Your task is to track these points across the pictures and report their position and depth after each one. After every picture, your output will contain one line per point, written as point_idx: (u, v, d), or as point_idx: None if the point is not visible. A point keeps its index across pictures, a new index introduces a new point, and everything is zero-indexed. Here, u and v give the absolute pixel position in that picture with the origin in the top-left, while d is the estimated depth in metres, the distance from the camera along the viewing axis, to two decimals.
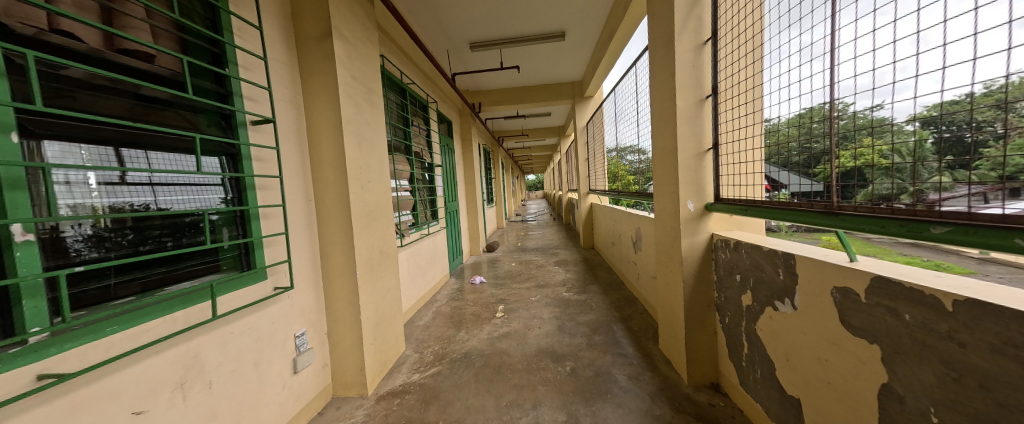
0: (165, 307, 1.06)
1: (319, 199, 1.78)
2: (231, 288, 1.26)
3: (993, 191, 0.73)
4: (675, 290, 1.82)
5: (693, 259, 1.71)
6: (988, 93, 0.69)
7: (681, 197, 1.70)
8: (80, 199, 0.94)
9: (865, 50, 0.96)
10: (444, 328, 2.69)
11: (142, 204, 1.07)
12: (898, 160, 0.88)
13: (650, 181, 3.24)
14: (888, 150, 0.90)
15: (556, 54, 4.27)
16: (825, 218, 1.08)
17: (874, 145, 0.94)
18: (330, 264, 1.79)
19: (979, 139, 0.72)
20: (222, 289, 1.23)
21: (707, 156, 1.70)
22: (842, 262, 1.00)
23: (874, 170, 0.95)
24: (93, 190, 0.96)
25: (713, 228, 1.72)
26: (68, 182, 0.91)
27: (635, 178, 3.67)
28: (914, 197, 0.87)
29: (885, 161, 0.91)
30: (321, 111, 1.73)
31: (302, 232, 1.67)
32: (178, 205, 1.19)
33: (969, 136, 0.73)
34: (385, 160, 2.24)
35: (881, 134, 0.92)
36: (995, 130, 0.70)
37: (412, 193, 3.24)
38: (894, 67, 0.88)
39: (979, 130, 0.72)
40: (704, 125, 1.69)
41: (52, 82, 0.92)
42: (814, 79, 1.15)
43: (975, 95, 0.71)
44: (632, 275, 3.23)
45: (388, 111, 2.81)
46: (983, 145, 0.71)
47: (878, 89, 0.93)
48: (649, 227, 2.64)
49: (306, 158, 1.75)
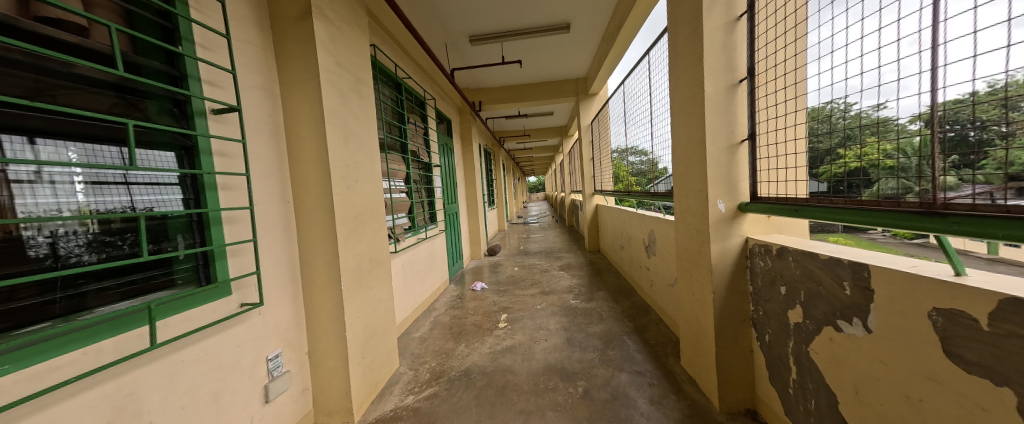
0: (88, 336, 0.85)
1: (299, 201, 1.57)
2: (178, 310, 1.04)
3: (999, 191, 0.72)
4: (702, 302, 1.60)
5: (725, 267, 1.49)
6: (992, 91, 0.69)
7: (711, 196, 1.48)
8: (65, 199, 0.86)
9: (866, 51, 0.98)
10: (442, 341, 2.47)
11: (124, 207, 0.98)
12: (903, 160, 0.91)
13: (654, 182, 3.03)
14: (893, 150, 0.92)
15: (559, 49, 4.08)
16: (926, 220, 0.84)
17: (878, 145, 0.97)
18: (312, 273, 1.59)
19: (985, 138, 0.71)
20: (160, 313, 0.99)
21: (740, 149, 1.49)
22: (947, 276, 0.79)
23: (879, 170, 0.98)
24: (78, 190, 0.89)
25: (748, 232, 1.50)
26: (53, 182, 0.84)
27: (639, 179, 3.47)
28: (920, 197, 0.88)
29: (889, 161, 0.95)
30: (301, 102, 1.54)
31: (277, 238, 1.47)
32: (155, 207, 1.07)
33: (974, 135, 0.73)
34: (375, 158, 2.03)
35: (885, 133, 0.94)
36: (1000, 129, 0.69)
37: (408, 194, 3.03)
38: (892, 67, 0.91)
39: (984, 129, 0.71)
40: (736, 115, 1.48)
41: (28, 73, 0.82)
42: (900, 44, 0.89)
43: (979, 93, 0.72)
44: (644, 282, 3.00)
45: (381, 106, 2.61)
46: (989, 144, 0.70)
47: (876, 88, 0.95)
48: (665, 231, 2.42)
49: (284, 154, 1.54)
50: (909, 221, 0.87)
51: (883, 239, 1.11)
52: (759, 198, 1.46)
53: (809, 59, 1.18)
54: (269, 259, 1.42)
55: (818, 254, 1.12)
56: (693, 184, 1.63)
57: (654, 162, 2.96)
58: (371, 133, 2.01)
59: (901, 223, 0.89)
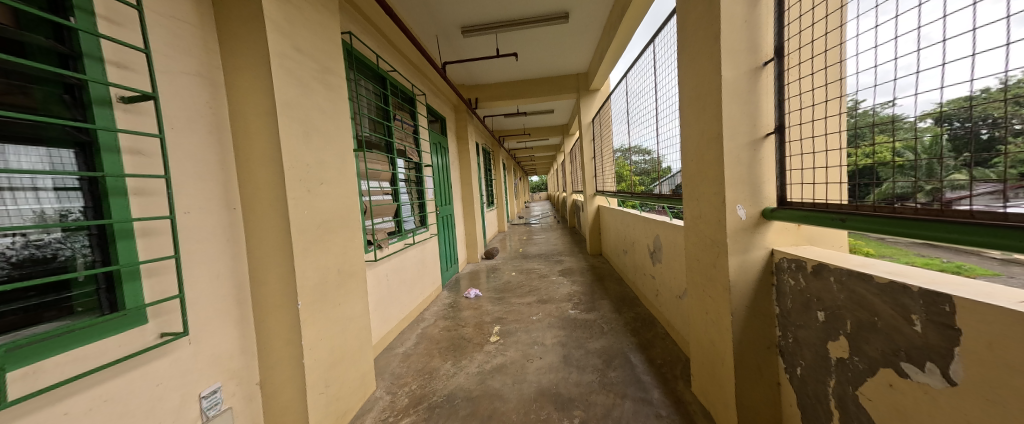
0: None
1: (247, 207, 1.36)
2: (52, 352, 0.83)
3: (1013, 189, 0.66)
4: (719, 325, 1.36)
5: (746, 285, 1.25)
6: (1005, 88, 0.63)
7: (729, 200, 1.24)
8: (38, 206, 0.85)
9: (881, 41, 0.87)
10: (426, 358, 2.25)
11: (78, 213, 0.92)
12: (912, 158, 0.82)
13: (658, 182, 2.79)
14: (902, 147, 0.84)
15: (558, 42, 3.85)
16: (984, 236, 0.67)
17: (886, 142, 0.89)
18: (265, 290, 1.38)
19: (996, 135, 0.65)
20: (13, 362, 0.77)
21: (765, 145, 1.24)
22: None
23: (888, 168, 0.89)
24: (48, 197, 0.87)
25: (774, 243, 1.25)
26: (22, 188, 0.82)
27: (642, 179, 3.23)
28: (929, 196, 0.80)
29: (898, 159, 0.86)
30: (249, 92, 1.33)
31: (216, 251, 1.25)
32: (74, 216, 0.91)
33: (985, 133, 0.67)
34: (347, 157, 1.81)
35: (893, 130, 0.86)
36: (1013, 126, 0.64)
37: (393, 196, 2.81)
38: (906, 59, 0.80)
39: (995, 127, 0.65)
40: (761, 103, 1.23)
41: None
42: (904, 40, 0.81)
43: (992, 90, 0.65)
44: (649, 291, 2.76)
45: (360, 101, 2.40)
46: (999, 141, 0.65)
47: (880, 86, 0.88)
48: (673, 237, 2.17)
49: (228, 153, 1.33)
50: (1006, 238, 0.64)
51: (893, 240, 1.14)
52: (789, 203, 1.20)
53: (834, 43, 1.03)
54: (203, 276, 1.20)
55: (871, 277, 0.87)
56: (706, 185, 1.38)
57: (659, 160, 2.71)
58: (342, 129, 1.79)
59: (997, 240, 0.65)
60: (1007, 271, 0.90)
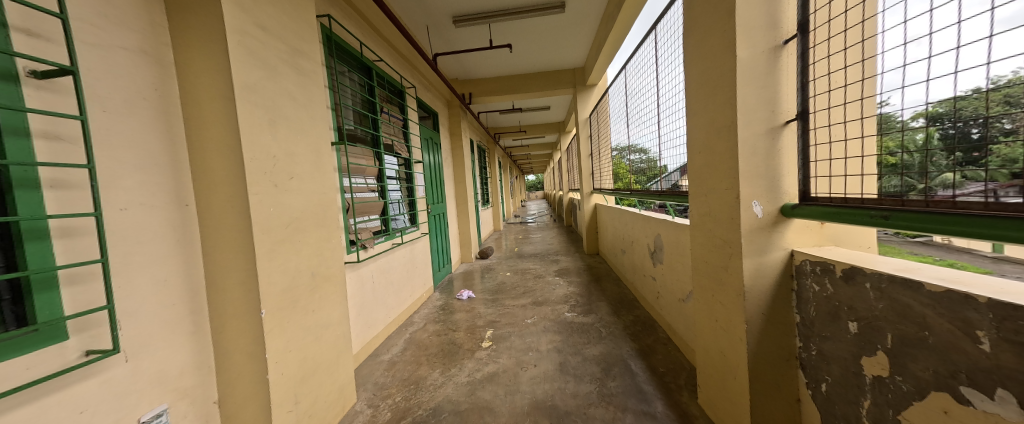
0: None
1: (202, 204, 1.21)
2: None
3: (1004, 189, 0.63)
4: (731, 334, 1.22)
5: (762, 291, 1.12)
6: (996, 88, 0.62)
7: (743, 195, 1.11)
8: None
9: (891, 25, 0.82)
10: (413, 366, 2.10)
11: None
12: (906, 157, 0.81)
13: (657, 179, 2.66)
14: (896, 147, 0.84)
15: (554, 34, 3.71)
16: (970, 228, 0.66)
17: (885, 142, 0.88)
18: (223, 297, 1.22)
19: (986, 135, 0.64)
20: None
21: (785, 133, 1.09)
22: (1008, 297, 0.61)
23: (885, 167, 0.89)
24: None
25: (794, 244, 1.11)
26: None
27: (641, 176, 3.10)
28: (922, 194, 0.78)
29: (893, 158, 0.86)
30: (202, 73, 1.17)
31: (162, 253, 1.10)
32: None
33: (976, 133, 0.65)
34: (322, 149, 1.65)
35: (889, 131, 0.85)
36: (1004, 126, 0.62)
37: (379, 193, 2.65)
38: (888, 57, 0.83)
39: (986, 126, 0.64)
40: (782, 85, 1.08)
41: None
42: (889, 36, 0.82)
43: (982, 90, 0.64)
44: (649, 293, 2.63)
45: (341, 90, 2.24)
46: (992, 141, 0.63)
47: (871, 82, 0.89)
48: (676, 236, 2.03)
49: (179, 141, 1.17)
50: (1003, 230, 0.62)
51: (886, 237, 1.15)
52: (815, 198, 1.04)
53: (853, 22, 0.95)
54: (145, 282, 1.04)
55: (921, 285, 0.72)
56: (716, 179, 1.25)
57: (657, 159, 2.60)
58: (317, 119, 1.63)
59: (991, 232, 0.63)
60: (999, 269, 0.91)
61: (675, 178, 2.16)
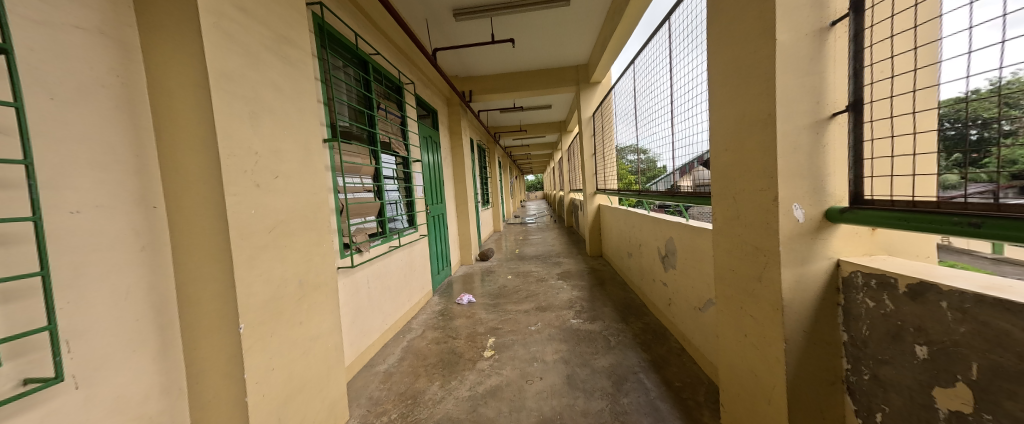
0: None
1: (173, 206, 1.07)
2: None
3: (1002, 189, 0.65)
4: (766, 353, 1.10)
5: (802, 306, 1.00)
6: (992, 90, 0.66)
7: (783, 198, 0.98)
8: None
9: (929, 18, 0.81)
10: (411, 378, 1.97)
11: None
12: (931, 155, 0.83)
13: (667, 180, 2.55)
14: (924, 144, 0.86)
15: (558, 28, 3.58)
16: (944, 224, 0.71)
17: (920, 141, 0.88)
18: (196, 311, 1.08)
19: (984, 136, 0.67)
20: None
21: (832, 127, 0.96)
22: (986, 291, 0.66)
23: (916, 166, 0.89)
24: None
25: (840, 252, 0.98)
26: None
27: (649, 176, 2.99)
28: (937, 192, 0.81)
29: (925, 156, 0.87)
30: (171, 57, 1.03)
31: (125, 262, 0.96)
32: None
33: (977, 133, 0.69)
34: (311, 145, 1.51)
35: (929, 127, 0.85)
36: (1003, 127, 0.64)
37: (375, 194, 2.52)
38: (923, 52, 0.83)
39: (986, 127, 0.67)
40: (830, 73, 0.95)
41: None
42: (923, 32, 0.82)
43: (980, 92, 0.68)
44: (660, 299, 2.50)
45: (335, 85, 2.10)
46: (991, 142, 0.66)
47: (916, 73, 0.87)
48: (692, 240, 1.90)
49: (147, 135, 1.03)
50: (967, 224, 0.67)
51: None
52: (869, 201, 0.90)
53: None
54: (103, 297, 0.91)
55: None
56: (747, 179, 1.12)
57: (665, 161, 2.55)
58: (305, 112, 1.49)
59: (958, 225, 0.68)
60: (998, 270, 0.94)
61: (675, 179, 2.35)
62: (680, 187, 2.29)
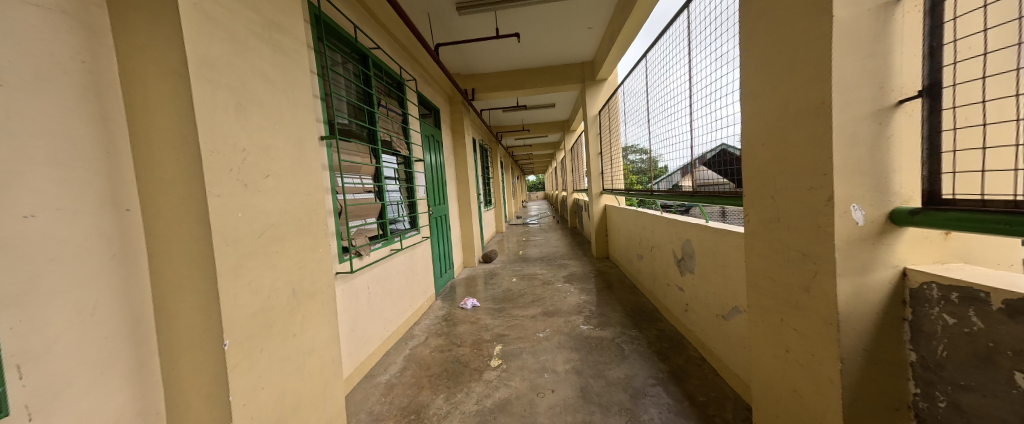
0: None
1: (149, 208, 0.94)
2: None
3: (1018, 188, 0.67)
4: (815, 372, 0.98)
5: (860, 320, 0.88)
6: None
7: (844, 197, 0.86)
8: None
9: None
10: (414, 390, 1.85)
11: None
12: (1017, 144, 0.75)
13: (670, 183, 2.47)
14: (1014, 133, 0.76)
15: (565, 23, 3.46)
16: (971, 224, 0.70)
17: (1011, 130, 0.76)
18: (176, 327, 0.96)
19: None
20: None
21: (899, 116, 0.84)
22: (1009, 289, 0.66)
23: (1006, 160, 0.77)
24: None
25: (906, 260, 0.86)
26: None
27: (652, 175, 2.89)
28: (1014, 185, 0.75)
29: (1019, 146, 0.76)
30: (145, 39, 0.90)
31: (94, 273, 0.83)
32: None
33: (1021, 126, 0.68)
34: (306, 142, 1.39)
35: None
36: None
37: (376, 195, 2.40)
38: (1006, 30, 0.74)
39: None
40: (896, 55, 0.83)
41: None
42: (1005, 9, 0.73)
43: None
44: (675, 305, 2.38)
45: (333, 79, 1.99)
46: None
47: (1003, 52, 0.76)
48: (714, 244, 1.77)
49: (120, 127, 0.90)
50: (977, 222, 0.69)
51: None
52: (950, 201, 0.77)
53: None
54: (67, 312, 0.78)
55: None
56: (793, 177, 0.99)
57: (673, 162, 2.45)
58: (299, 106, 1.37)
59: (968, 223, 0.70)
60: None
61: (676, 179, 2.34)
62: (680, 187, 2.29)
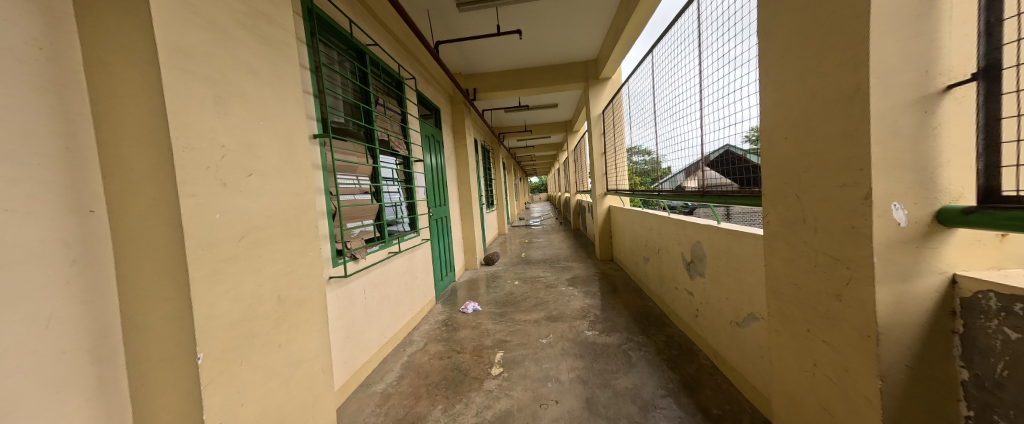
0: None
1: (117, 210, 0.86)
2: None
3: None
4: (849, 390, 0.88)
5: (903, 332, 0.79)
6: None
7: (885, 195, 0.76)
8: None
9: None
10: (411, 401, 1.76)
11: None
12: None
13: (671, 183, 2.45)
14: None
15: (568, 20, 3.37)
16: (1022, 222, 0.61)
17: None
18: (146, 339, 0.88)
19: None
20: None
21: (947, 103, 0.74)
22: None
23: None
24: None
25: (957, 265, 0.77)
26: None
27: (654, 175, 2.82)
28: None
29: None
30: (114, 25, 0.83)
31: (53, 280, 0.76)
32: None
33: None
34: (294, 140, 1.30)
35: None
36: None
37: (373, 196, 2.31)
38: None
39: None
40: (944, 34, 0.74)
41: None
42: None
43: None
44: (684, 311, 2.27)
45: (327, 76, 1.93)
46: None
47: None
48: (727, 246, 1.67)
49: (85, 121, 0.83)
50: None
51: None
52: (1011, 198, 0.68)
53: None
54: (19, 325, 0.70)
55: None
56: (822, 173, 0.90)
57: (677, 161, 2.36)
58: (288, 102, 1.29)
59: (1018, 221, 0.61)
60: None
61: (680, 179, 2.25)
62: (684, 187, 2.20)
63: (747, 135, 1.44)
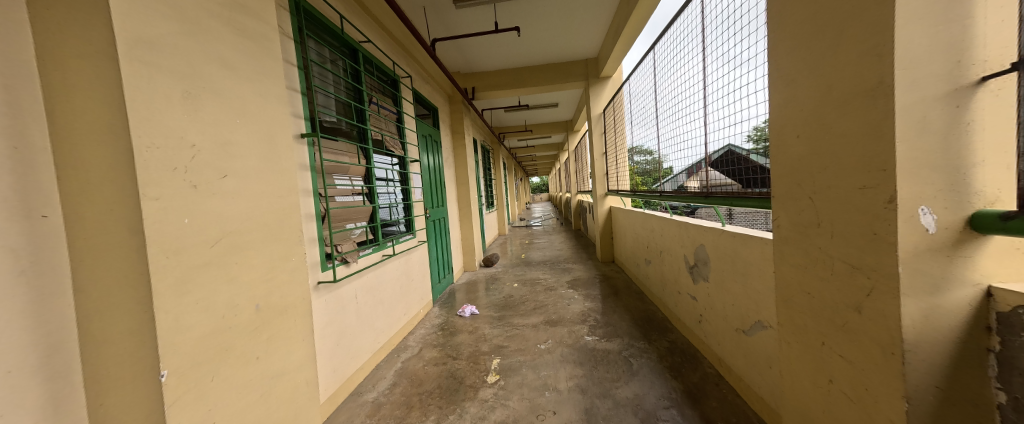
0: None
1: (76, 213, 0.80)
2: None
3: None
4: (869, 410, 0.80)
5: (931, 349, 0.71)
6: None
7: (911, 197, 0.69)
8: None
9: None
10: (403, 411, 1.70)
11: None
12: None
13: (670, 183, 2.38)
14: None
15: (568, 17, 3.31)
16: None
17: None
18: (108, 353, 0.82)
19: None
20: None
21: (981, 96, 0.67)
22: None
23: None
24: None
25: (992, 275, 0.70)
26: None
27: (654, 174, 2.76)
28: None
29: None
30: (71, 13, 0.77)
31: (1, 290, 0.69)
32: None
33: None
34: (277, 138, 1.24)
35: None
36: None
37: (366, 197, 2.25)
38: None
39: None
40: (977, 19, 0.66)
41: None
42: None
43: None
44: (687, 316, 2.20)
45: (317, 73, 1.87)
46: None
47: None
48: (733, 249, 1.60)
49: (39, 118, 0.76)
50: None
51: None
52: None
53: None
54: None
55: None
56: (839, 172, 0.82)
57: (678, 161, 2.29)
58: (270, 99, 1.23)
59: None
60: None
61: (681, 179, 2.18)
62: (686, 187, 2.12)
63: (750, 133, 1.38)
